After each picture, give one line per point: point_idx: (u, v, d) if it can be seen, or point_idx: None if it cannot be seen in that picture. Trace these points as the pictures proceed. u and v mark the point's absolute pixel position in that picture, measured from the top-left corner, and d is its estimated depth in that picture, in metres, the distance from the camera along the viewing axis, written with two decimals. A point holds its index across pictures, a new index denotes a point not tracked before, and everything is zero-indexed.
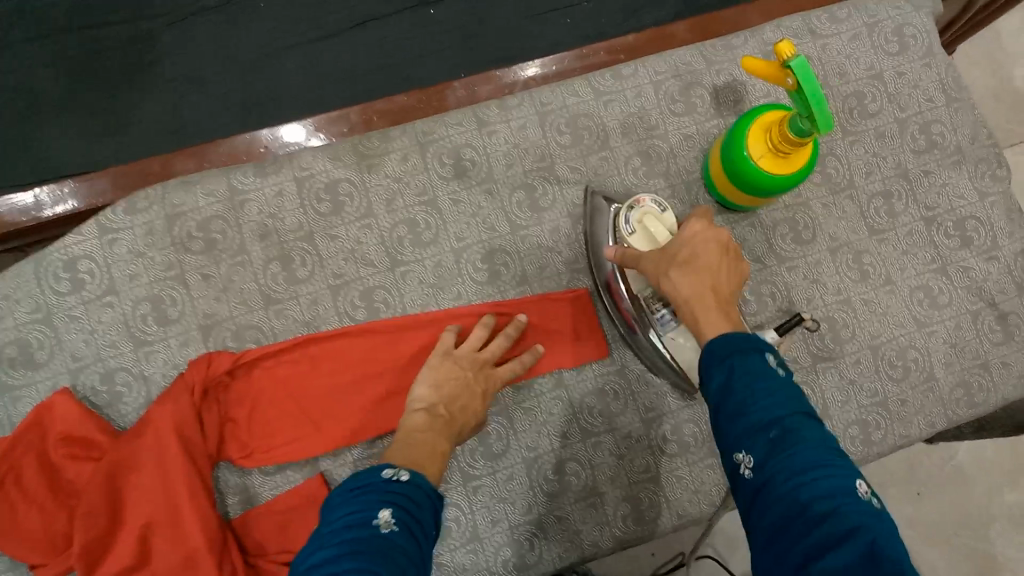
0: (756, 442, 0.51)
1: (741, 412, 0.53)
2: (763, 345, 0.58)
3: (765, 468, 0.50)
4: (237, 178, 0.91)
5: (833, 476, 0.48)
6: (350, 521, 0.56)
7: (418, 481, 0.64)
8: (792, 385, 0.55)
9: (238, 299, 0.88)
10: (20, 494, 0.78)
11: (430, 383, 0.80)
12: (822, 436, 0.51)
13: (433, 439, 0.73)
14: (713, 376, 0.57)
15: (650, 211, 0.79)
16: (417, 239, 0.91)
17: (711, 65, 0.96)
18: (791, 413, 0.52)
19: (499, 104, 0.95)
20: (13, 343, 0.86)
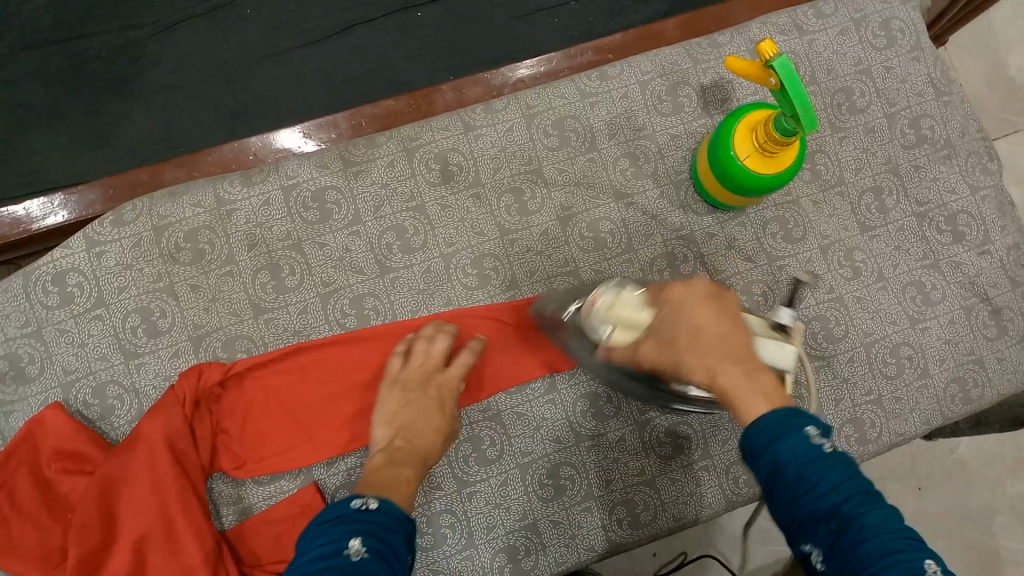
0: (821, 536, 0.43)
1: (795, 504, 0.45)
2: (806, 419, 0.48)
3: (837, 564, 0.42)
4: (223, 187, 0.77)
5: (905, 567, 0.40)
6: (324, 554, 0.52)
7: (390, 507, 0.59)
8: (846, 462, 0.46)
9: (227, 309, 0.76)
10: (13, 509, 0.70)
11: (388, 419, 0.70)
12: (888, 521, 0.42)
13: (397, 469, 0.64)
14: (755, 460, 0.48)
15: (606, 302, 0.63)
16: (406, 245, 0.78)
17: (698, 64, 0.82)
18: (848, 498, 0.43)
19: (484, 106, 0.81)
20: (3, 358, 0.74)
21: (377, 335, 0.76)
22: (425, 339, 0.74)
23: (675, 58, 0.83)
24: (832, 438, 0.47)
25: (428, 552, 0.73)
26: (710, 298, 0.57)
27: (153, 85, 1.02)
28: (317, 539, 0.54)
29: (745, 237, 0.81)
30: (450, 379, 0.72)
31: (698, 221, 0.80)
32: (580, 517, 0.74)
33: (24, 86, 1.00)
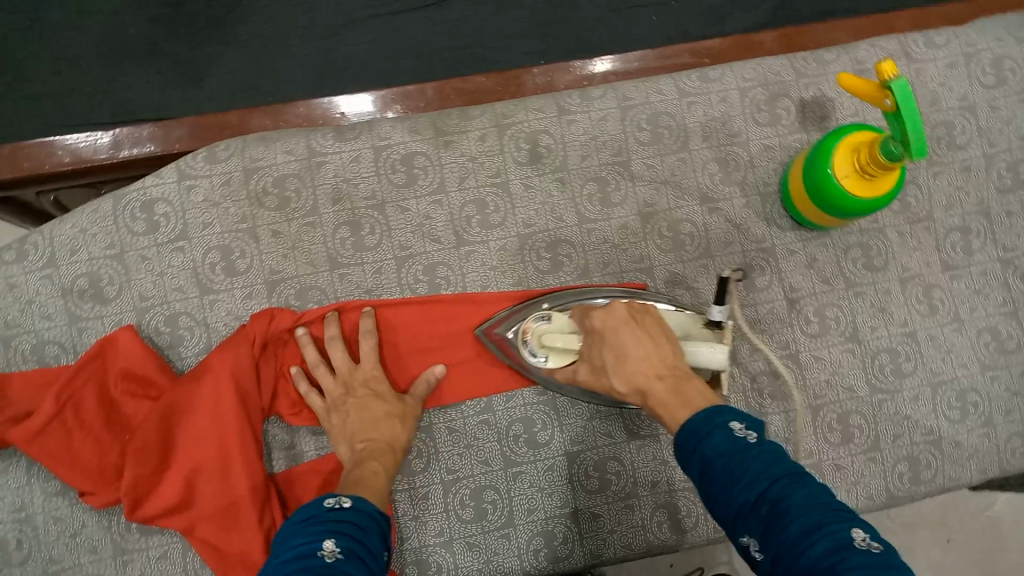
0: (754, 524, 0.46)
1: (727, 499, 0.48)
2: (730, 415, 0.52)
3: (770, 548, 0.44)
4: (316, 139, 0.78)
5: (832, 537, 0.42)
6: (295, 553, 0.49)
7: (363, 506, 0.57)
8: (771, 451, 0.49)
9: (305, 259, 0.77)
10: (76, 422, 0.72)
11: (339, 430, 0.69)
12: (812, 495, 0.45)
13: (369, 465, 0.63)
14: (690, 468, 0.52)
15: (542, 330, 0.72)
16: (484, 220, 0.78)
17: (801, 79, 0.81)
18: (773, 481, 0.46)
19: (581, 93, 0.80)
20: (84, 276, 0.75)
21: (447, 303, 0.77)
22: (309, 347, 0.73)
23: (778, 69, 0.81)
24: (757, 431, 0.51)
25: (470, 524, 0.75)
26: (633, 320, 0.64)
27: (249, 31, 1.03)
28: (288, 538, 0.51)
29: (826, 258, 0.80)
30: (367, 372, 0.72)
31: (780, 236, 0.79)
32: (622, 513, 0.76)
33: (130, 18, 1.02)
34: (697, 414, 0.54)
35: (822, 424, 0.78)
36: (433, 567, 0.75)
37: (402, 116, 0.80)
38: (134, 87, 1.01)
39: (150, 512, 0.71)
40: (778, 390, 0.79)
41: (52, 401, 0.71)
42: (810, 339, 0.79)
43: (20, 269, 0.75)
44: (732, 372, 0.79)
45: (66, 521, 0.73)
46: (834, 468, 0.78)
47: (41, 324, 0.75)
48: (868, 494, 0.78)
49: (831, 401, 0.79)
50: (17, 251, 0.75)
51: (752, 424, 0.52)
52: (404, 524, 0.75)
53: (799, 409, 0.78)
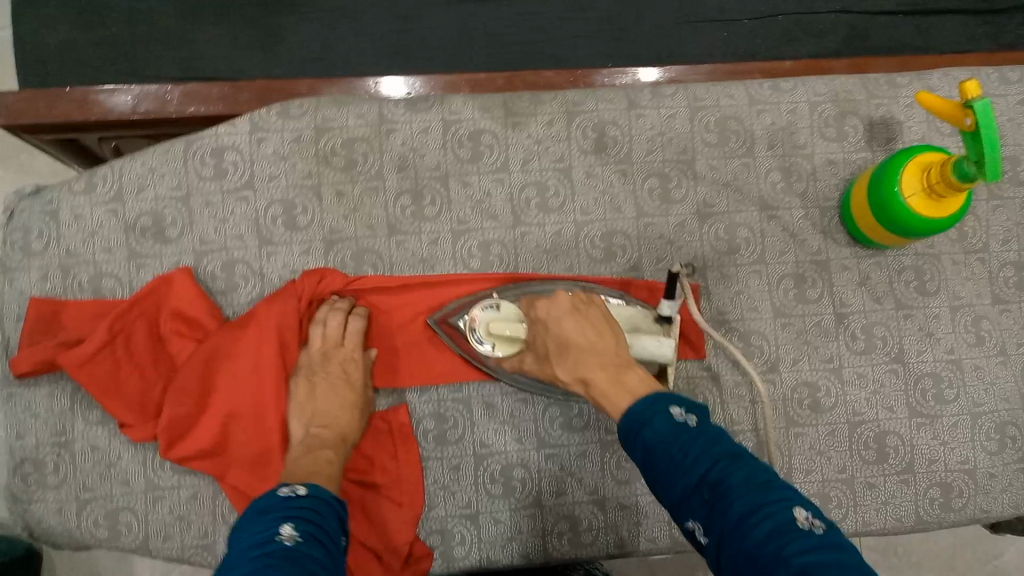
0: (698, 507, 0.49)
1: (671, 483, 0.51)
2: (669, 401, 0.55)
3: (714, 529, 0.47)
4: (388, 107, 0.79)
5: (773, 517, 0.45)
6: (257, 541, 0.53)
7: (319, 492, 0.61)
8: (710, 433, 0.52)
9: (364, 222, 0.78)
10: (126, 355, 0.73)
11: (302, 400, 0.73)
12: (753, 475, 0.48)
13: (321, 455, 0.67)
14: (634, 452, 0.55)
15: (490, 318, 0.74)
16: (543, 203, 0.79)
17: (871, 98, 0.81)
18: (714, 464, 0.49)
19: (652, 89, 0.81)
20: (147, 214, 0.76)
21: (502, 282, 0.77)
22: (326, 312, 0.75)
23: (850, 87, 0.82)
24: (698, 415, 0.54)
25: (498, 499, 0.76)
26: (589, 313, 0.66)
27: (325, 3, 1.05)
28: (248, 526, 0.56)
29: (879, 277, 0.80)
30: (351, 350, 0.74)
31: (835, 251, 0.80)
32: (649, 507, 0.77)
33: None
34: (633, 405, 0.56)
35: (857, 442, 0.79)
36: (456, 538, 0.75)
37: (474, 94, 0.81)
38: (208, 45, 1.03)
39: (182, 453, 0.71)
40: (817, 403, 0.78)
41: (105, 330, 0.72)
42: (855, 355, 0.79)
43: (86, 200, 0.76)
44: (773, 380, 0.79)
45: (103, 452, 0.74)
46: (865, 487, 0.78)
47: (101, 257, 0.75)
48: (897, 516, 0.78)
49: (870, 418, 0.79)
50: (86, 182, 0.76)
51: (690, 407, 0.55)
52: (433, 492, 0.76)
53: (835, 423, 0.79)
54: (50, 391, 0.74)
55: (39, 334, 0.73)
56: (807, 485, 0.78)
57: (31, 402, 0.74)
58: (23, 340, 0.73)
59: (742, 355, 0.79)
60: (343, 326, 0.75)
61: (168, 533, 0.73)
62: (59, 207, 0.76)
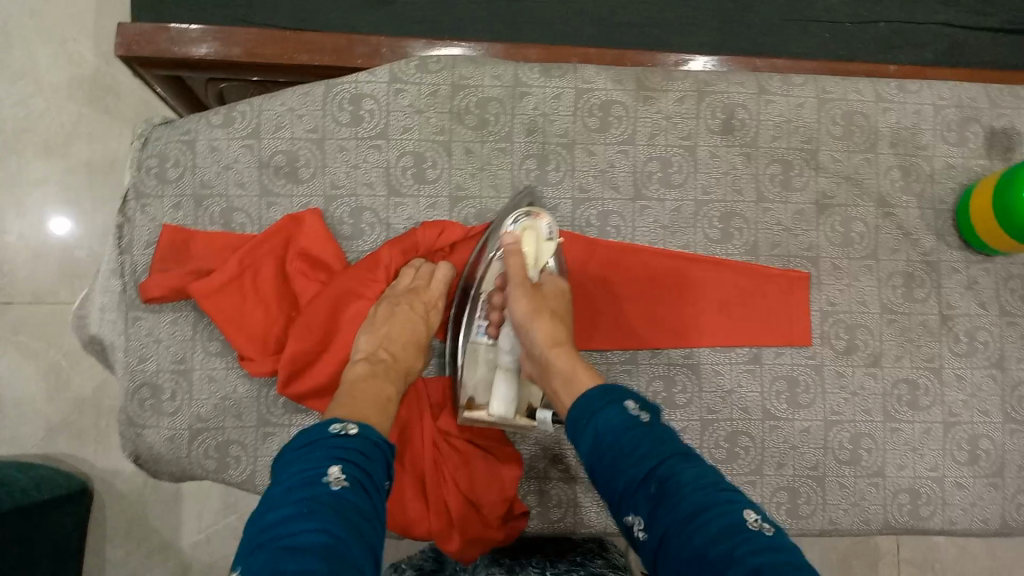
0: (643, 502, 0.53)
1: (616, 475, 0.55)
2: (624, 395, 0.60)
3: (658, 524, 0.51)
4: (523, 70, 0.80)
5: (723, 516, 0.48)
6: (303, 479, 0.53)
7: (369, 432, 0.60)
8: (660, 430, 0.56)
9: (490, 182, 0.79)
10: (253, 287, 0.75)
11: (370, 328, 0.72)
12: (700, 475, 0.52)
13: (379, 384, 0.67)
14: (582, 444, 0.59)
15: (534, 231, 0.74)
16: (666, 179, 0.80)
17: (995, 108, 0.83)
18: (662, 460, 0.53)
19: (783, 77, 0.82)
20: (282, 153, 0.77)
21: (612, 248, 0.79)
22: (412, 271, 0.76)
23: (974, 94, 0.83)
24: (650, 412, 0.58)
25: None
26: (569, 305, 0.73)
27: None
28: (291, 465, 0.55)
29: (986, 283, 0.82)
30: (434, 299, 0.75)
31: (946, 253, 0.81)
32: (743, 486, 0.78)
33: None
34: (595, 389, 0.61)
35: (951, 442, 0.80)
36: (553, 500, 0.77)
37: (606, 65, 0.82)
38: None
39: (306, 387, 0.72)
40: (915, 400, 0.80)
41: (234, 262, 0.73)
42: (955, 357, 0.81)
43: (223, 134, 0.77)
44: (875, 373, 0.80)
45: (220, 383, 0.74)
46: (955, 486, 0.79)
47: (233, 191, 0.76)
48: (983, 518, 0.80)
49: (964, 420, 0.80)
50: (224, 117, 0.77)
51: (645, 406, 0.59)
52: (534, 454, 0.78)
53: (931, 420, 0.80)
54: (174, 318, 0.75)
55: (170, 261, 0.75)
56: (898, 479, 0.79)
57: (154, 327, 0.74)
58: (154, 267, 0.75)
59: (845, 347, 0.80)
60: (431, 274, 0.76)
61: None
62: (196, 138, 0.77)
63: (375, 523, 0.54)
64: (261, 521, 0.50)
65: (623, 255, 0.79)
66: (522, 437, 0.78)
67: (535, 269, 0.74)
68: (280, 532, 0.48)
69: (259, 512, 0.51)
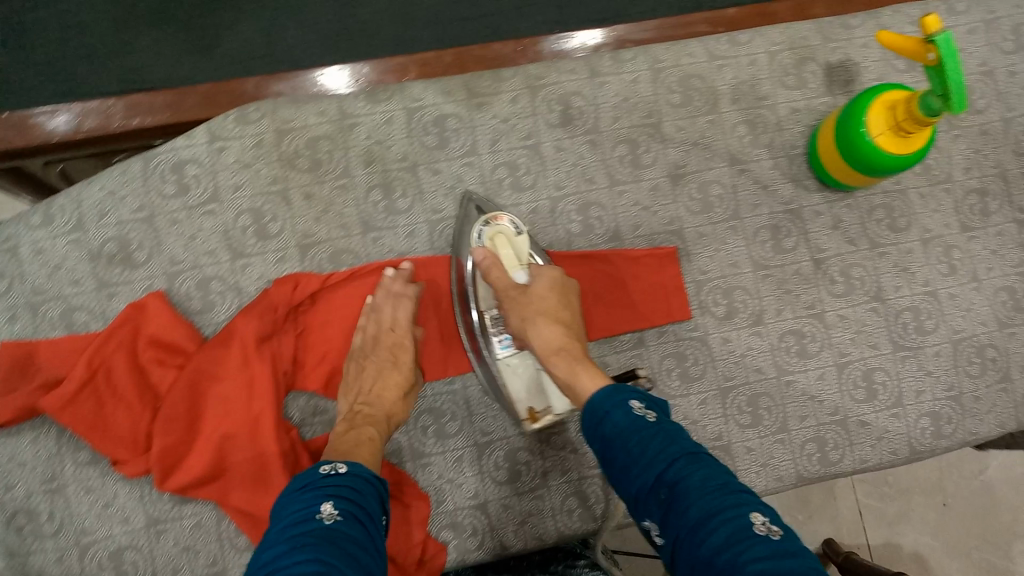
0: (655, 507, 0.50)
1: (628, 480, 0.53)
2: (628, 394, 0.57)
3: (670, 530, 0.49)
4: (348, 101, 0.78)
5: (729, 522, 0.45)
6: (296, 519, 0.52)
7: (358, 470, 0.59)
8: (669, 429, 0.54)
9: (337, 222, 0.76)
10: (108, 390, 0.71)
11: (350, 386, 0.72)
12: (712, 478, 0.49)
13: (359, 432, 0.66)
14: (596, 448, 0.57)
15: (503, 233, 0.73)
16: (516, 182, 0.78)
17: (828, 43, 0.82)
18: (670, 463, 0.51)
19: (612, 55, 0.81)
20: (112, 240, 0.74)
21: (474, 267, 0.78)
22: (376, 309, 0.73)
23: (806, 33, 0.83)
24: (656, 411, 0.56)
25: (505, 485, 0.75)
26: (570, 296, 0.71)
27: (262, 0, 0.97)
28: (286, 507, 0.54)
29: (851, 219, 0.82)
30: (401, 338, 0.73)
31: (808, 198, 0.81)
32: None
33: None
34: (597, 392, 0.59)
35: (847, 381, 0.80)
36: (468, 529, 0.74)
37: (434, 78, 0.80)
38: (141, 54, 0.94)
39: (181, 482, 0.69)
40: (803, 348, 0.79)
41: (82, 369, 0.70)
42: (835, 298, 0.81)
43: (46, 233, 0.74)
44: (760, 330, 0.79)
45: (98, 491, 0.71)
46: (859, 425, 0.79)
47: (69, 291, 0.73)
48: (892, 450, 0.79)
49: (855, 357, 0.80)
50: (44, 215, 0.74)
51: (652, 404, 0.57)
52: (439, 487, 0.75)
53: (824, 365, 0.80)
54: (34, 437, 0.72)
55: (15, 378, 0.71)
56: (802, 431, 0.79)
57: (17, 450, 0.72)
58: None
59: (726, 312, 0.79)
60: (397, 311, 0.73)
61: (173, 567, 0.70)
62: (19, 243, 0.74)
63: (375, 555, 0.53)
64: (259, 559, 0.49)
65: None
66: (424, 473, 0.75)
67: (521, 268, 0.73)
68: (276, 565, 0.47)
69: (257, 552, 0.50)
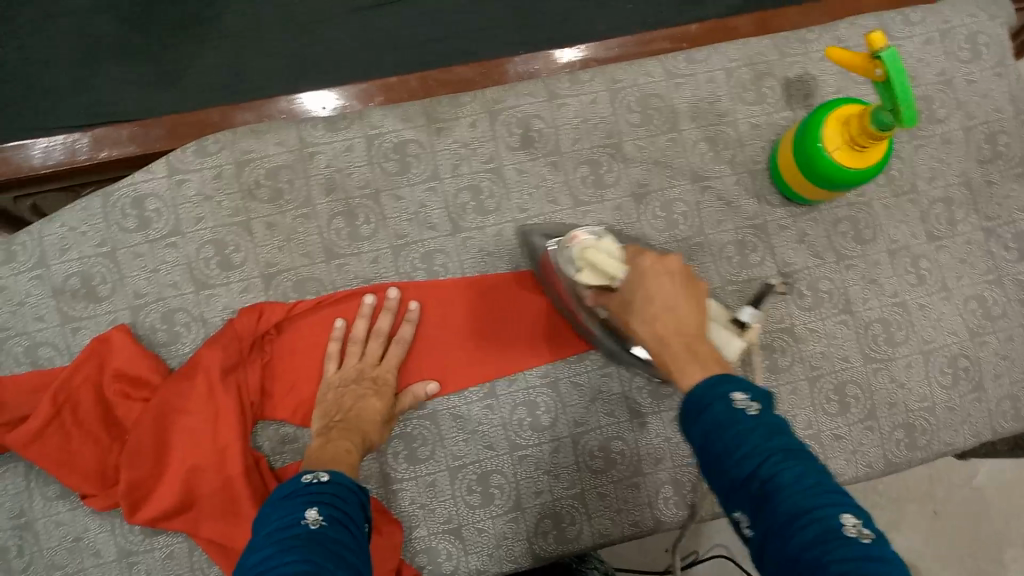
0: (746, 502, 0.44)
1: (721, 474, 0.47)
2: (731, 386, 0.50)
3: (760, 526, 0.43)
4: (307, 130, 0.78)
5: (821, 521, 0.40)
6: (281, 523, 0.50)
7: (341, 479, 0.58)
8: (769, 423, 0.46)
9: (301, 250, 0.76)
10: (75, 424, 0.70)
11: (326, 410, 0.70)
12: (813, 475, 0.43)
13: (337, 446, 0.65)
14: (691, 437, 0.50)
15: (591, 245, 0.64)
16: (480, 207, 0.79)
17: (784, 58, 0.83)
18: (767, 458, 0.44)
19: (570, 76, 0.82)
20: (75, 275, 0.74)
21: (442, 289, 0.77)
22: (360, 342, 0.74)
23: (762, 49, 0.83)
24: (762, 403, 0.48)
25: (478, 509, 0.74)
26: (673, 277, 0.60)
27: (226, 31, 0.97)
28: (270, 516, 0.52)
29: (817, 232, 0.82)
30: (386, 371, 0.72)
31: (772, 213, 0.81)
32: (627, 492, 0.76)
33: (99, 18, 0.96)
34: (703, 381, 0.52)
35: (819, 395, 0.79)
36: (442, 554, 0.73)
37: (393, 105, 0.81)
38: (108, 90, 0.95)
39: (150, 514, 0.69)
40: (774, 363, 0.79)
41: (48, 404, 0.69)
42: (804, 312, 0.80)
43: (9, 271, 0.74)
44: None
45: (67, 526, 0.71)
46: (833, 439, 0.79)
47: (33, 327, 0.74)
48: (867, 463, 0.79)
49: (827, 371, 0.80)
50: (6, 252, 0.75)
51: (759, 395, 0.49)
52: (411, 513, 0.74)
53: (795, 380, 0.79)
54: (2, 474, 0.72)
55: None
56: None
57: None
58: None
59: None
60: (383, 347, 0.74)
61: None
62: None
63: (361, 556, 0.51)
64: (247, 563, 0.47)
65: (472, 292, 0.78)
66: (396, 499, 0.74)
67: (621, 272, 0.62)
68: (264, 568, 0.45)
69: (243, 558, 0.48)
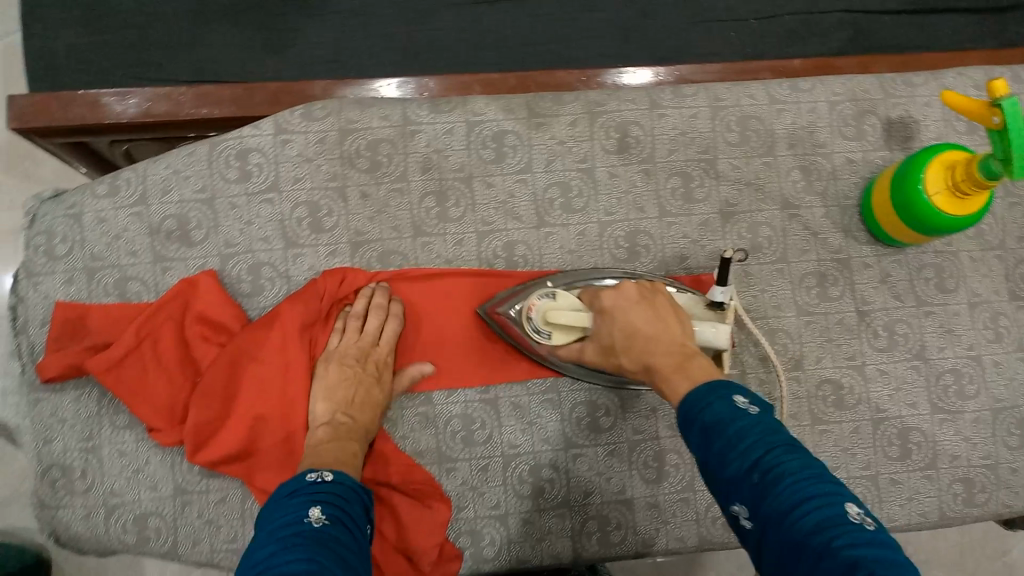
0: (744, 493, 0.45)
1: (718, 469, 0.47)
2: (732, 390, 0.51)
3: (759, 517, 0.44)
4: (411, 108, 0.80)
5: (825, 509, 0.41)
6: (284, 521, 0.52)
7: (344, 479, 0.59)
8: (768, 422, 0.48)
9: (390, 223, 0.78)
10: (153, 358, 0.73)
11: (328, 392, 0.71)
12: (816, 468, 0.44)
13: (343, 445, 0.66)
14: (692, 435, 0.51)
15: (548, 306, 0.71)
16: (567, 204, 0.80)
17: (889, 98, 0.83)
18: (769, 450, 0.45)
19: (673, 89, 0.82)
20: (172, 217, 0.77)
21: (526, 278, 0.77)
22: (359, 318, 0.74)
23: (867, 86, 0.83)
24: (762, 407, 0.49)
25: (526, 500, 0.75)
26: (643, 304, 0.66)
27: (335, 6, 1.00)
28: (272, 513, 0.54)
29: (900, 275, 0.81)
30: (385, 352, 0.73)
31: (857, 249, 0.81)
32: (675, 506, 0.76)
33: None
34: (697, 387, 0.54)
35: (881, 438, 0.78)
36: (486, 539, 0.74)
37: (496, 95, 0.82)
38: (217, 48, 0.98)
39: (210, 456, 0.70)
40: (841, 400, 0.78)
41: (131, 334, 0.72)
42: (877, 353, 0.80)
43: (110, 204, 0.77)
44: (797, 376, 0.79)
45: (131, 456, 0.73)
46: (890, 483, 0.78)
47: (126, 261, 0.76)
48: (921, 512, 0.78)
49: (893, 415, 0.79)
50: (109, 186, 0.77)
51: (758, 399, 0.51)
52: (461, 494, 0.74)
53: (859, 419, 0.78)
54: (77, 396, 0.74)
55: (66, 339, 0.74)
56: None
57: (57, 407, 0.74)
58: (50, 346, 0.74)
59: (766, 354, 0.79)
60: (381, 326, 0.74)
61: (197, 537, 0.71)
62: (82, 210, 0.77)
63: (361, 557, 0.53)
64: (250, 560, 0.49)
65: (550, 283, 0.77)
66: (448, 478, 0.75)
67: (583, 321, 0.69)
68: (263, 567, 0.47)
69: (246, 555, 0.50)
